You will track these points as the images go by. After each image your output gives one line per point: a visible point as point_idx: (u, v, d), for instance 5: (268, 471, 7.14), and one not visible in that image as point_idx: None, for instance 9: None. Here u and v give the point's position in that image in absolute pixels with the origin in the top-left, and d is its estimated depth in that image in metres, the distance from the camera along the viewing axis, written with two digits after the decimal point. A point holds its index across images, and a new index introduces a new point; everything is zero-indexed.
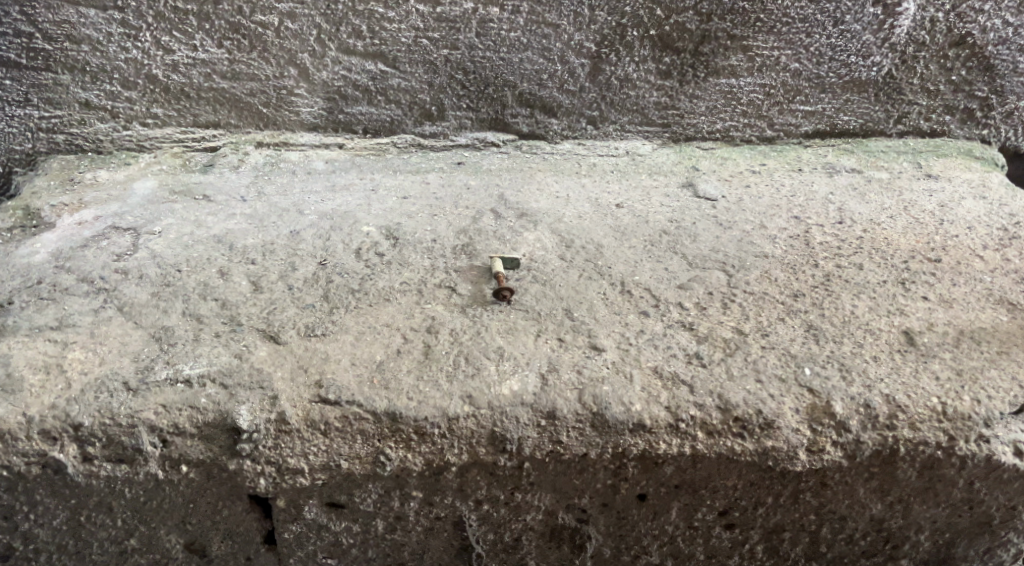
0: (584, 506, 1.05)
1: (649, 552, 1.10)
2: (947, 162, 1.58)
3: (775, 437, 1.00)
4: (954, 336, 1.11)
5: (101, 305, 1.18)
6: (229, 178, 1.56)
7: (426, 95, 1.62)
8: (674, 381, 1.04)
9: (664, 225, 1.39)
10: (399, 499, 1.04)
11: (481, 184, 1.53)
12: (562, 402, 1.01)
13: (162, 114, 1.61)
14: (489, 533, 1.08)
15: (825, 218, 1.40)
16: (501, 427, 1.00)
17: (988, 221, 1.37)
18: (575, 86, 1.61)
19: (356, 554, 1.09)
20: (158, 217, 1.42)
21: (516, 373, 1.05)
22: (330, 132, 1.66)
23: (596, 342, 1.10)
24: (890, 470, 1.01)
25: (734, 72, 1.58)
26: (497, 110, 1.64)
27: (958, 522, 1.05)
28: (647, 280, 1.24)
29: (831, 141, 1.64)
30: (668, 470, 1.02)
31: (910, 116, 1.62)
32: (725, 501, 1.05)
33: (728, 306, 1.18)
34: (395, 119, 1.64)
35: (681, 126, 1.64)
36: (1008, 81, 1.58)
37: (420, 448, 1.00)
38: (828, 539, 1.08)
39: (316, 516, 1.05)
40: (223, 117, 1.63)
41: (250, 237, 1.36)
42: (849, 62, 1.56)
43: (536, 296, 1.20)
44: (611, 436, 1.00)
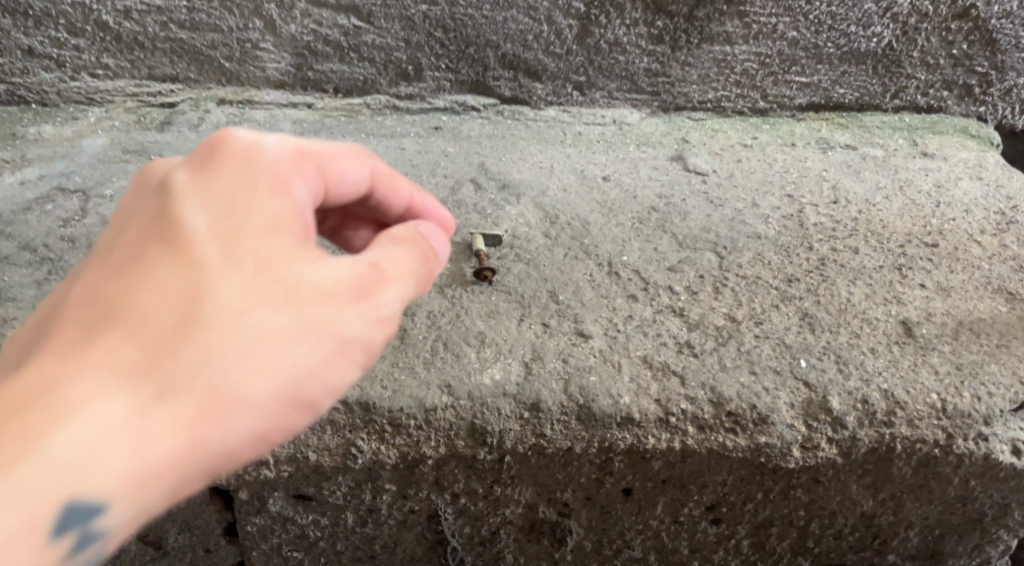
0: (567, 500, 1.01)
1: (632, 547, 1.06)
2: (944, 140, 1.53)
3: (768, 433, 0.95)
4: (953, 327, 1.07)
5: (45, 277, 1.09)
6: (188, 137, 1.45)
7: (401, 53, 1.51)
8: (665, 372, 0.98)
9: (653, 202, 1.32)
10: (371, 492, 0.99)
11: (460, 151, 1.44)
12: (547, 393, 0.95)
13: (114, 65, 1.49)
14: (466, 526, 1.03)
15: (819, 197, 1.34)
16: (481, 419, 0.94)
17: (985, 204, 1.33)
18: (562, 48, 1.50)
19: (324, 547, 1.05)
20: (110, 178, 1.31)
21: (499, 361, 0.98)
22: (298, 91, 1.55)
23: (583, 328, 1.04)
24: (885, 467, 0.97)
25: (729, 39, 1.49)
26: (478, 72, 1.54)
27: (950, 519, 1.02)
28: (636, 261, 1.17)
29: (825, 115, 1.59)
30: (657, 465, 0.97)
31: (908, 91, 1.56)
32: (714, 496, 1.00)
33: (720, 291, 1.12)
34: (369, 78, 1.54)
35: (671, 95, 1.57)
36: (1009, 57, 1.51)
37: (394, 440, 0.94)
38: (817, 534, 1.04)
39: (282, 508, 1.00)
40: (181, 71, 1.51)
41: None
42: (849, 32, 1.48)
43: (519, 277, 1.13)
44: (597, 430, 0.94)
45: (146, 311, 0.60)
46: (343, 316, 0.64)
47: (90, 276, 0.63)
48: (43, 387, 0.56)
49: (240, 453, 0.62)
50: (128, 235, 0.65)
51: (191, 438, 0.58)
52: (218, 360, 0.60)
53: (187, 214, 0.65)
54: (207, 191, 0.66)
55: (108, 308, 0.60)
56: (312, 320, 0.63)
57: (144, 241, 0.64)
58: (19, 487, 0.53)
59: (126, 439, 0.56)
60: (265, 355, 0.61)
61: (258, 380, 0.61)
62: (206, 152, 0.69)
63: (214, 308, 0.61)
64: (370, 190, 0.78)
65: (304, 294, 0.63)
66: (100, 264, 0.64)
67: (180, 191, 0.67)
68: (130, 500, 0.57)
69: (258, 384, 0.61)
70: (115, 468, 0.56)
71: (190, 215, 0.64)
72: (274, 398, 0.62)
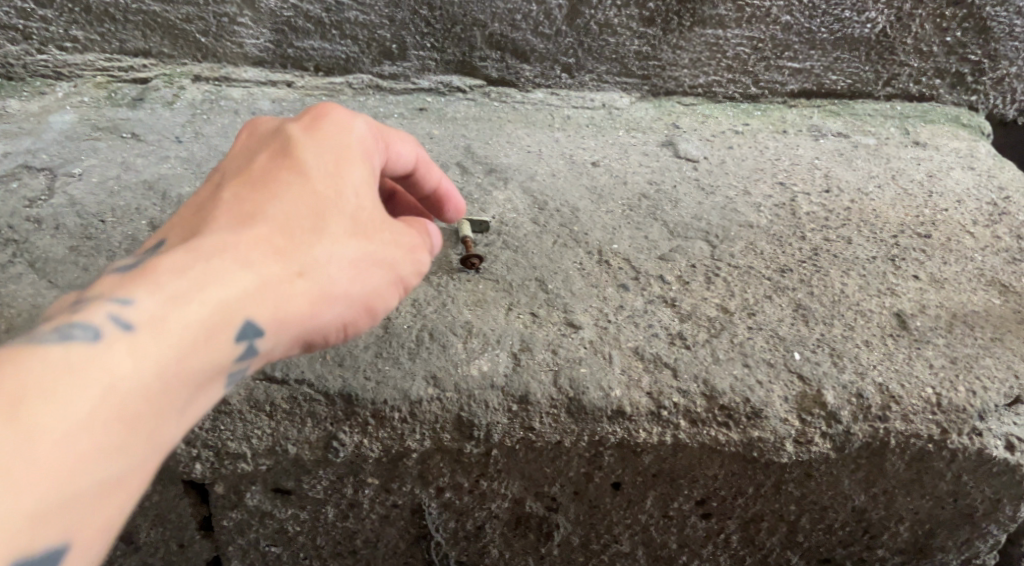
0: (554, 494, 0.98)
1: (620, 541, 1.04)
2: (935, 129, 1.51)
3: (761, 428, 0.92)
4: (947, 319, 1.05)
5: (9, 260, 1.03)
6: (162, 115, 1.39)
7: (385, 31, 1.46)
8: (656, 363, 0.96)
9: (643, 188, 1.29)
10: (353, 486, 0.96)
11: (445, 134, 1.40)
12: (536, 385, 0.92)
13: (83, 38, 1.43)
14: (450, 521, 1.00)
15: (811, 185, 1.32)
16: (468, 411, 0.91)
17: (977, 195, 1.32)
18: (551, 29, 1.46)
19: (303, 542, 1.02)
20: (79, 156, 1.26)
21: (486, 352, 0.95)
22: (277, 69, 1.49)
23: (573, 319, 1.01)
24: (879, 462, 0.95)
25: (722, 22, 1.46)
26: (464, 52, 1.49)
27: (940, 513, 1.01)
28: (627, 249, 1.14)
29: (816, 102, 1.56)
30: (647, 459, 0.95)
31: (900, 79, 1.54)
32: (704, 491, 0.98)
33: (712, 281, 1.09)
34: (351, 56, 1.49)
35: (661, 79, 1.53)
36: (1002, 46, 1.50)
37: (377, 433, 0.91)
38: (806, 528, 1.03)
39: (259, 503, 0.97)
40: (154, 45, 1.45)
41: (186, 183, 1.21)
42: (843, 17, 1.45)
43: (507, 265, 1.10)
44: (587, 423, 0.92)
45: (289, 211, 0.73)
46: (406, 264, 0.79)
47: (232, 182, 0.76)
48: (219, 240, 0.69)
49: (335, 333, 0.75)
50: (256, 160, 0.78)
51: (307, 313, 0.71)
52: (336, 258, 0.73)
53: (309, 148, 0.78)
54: (324, 138, 0.79)
55: (255, 199, 0.73)
56: (390, 254, 0.77)
57: (275, 160, 0.77)
58: (211, 296, 0.65)
59: (280, 286, 0.69)
60: (366, 261, 0.75)
61: (360, 278, 0.74)
62: (315, 113, 0.83)
63: (338, 215, 0.75)
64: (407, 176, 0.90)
65: (387, 232, 0.78)
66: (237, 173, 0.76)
67: (300, 134, 0.80)
68: (272, 339, 0.69)
69: (358, 283, 0.74)
70: (267, 311, 0.68)
71: (310, 148, 0.78)
72: (365, 297, 0.75)
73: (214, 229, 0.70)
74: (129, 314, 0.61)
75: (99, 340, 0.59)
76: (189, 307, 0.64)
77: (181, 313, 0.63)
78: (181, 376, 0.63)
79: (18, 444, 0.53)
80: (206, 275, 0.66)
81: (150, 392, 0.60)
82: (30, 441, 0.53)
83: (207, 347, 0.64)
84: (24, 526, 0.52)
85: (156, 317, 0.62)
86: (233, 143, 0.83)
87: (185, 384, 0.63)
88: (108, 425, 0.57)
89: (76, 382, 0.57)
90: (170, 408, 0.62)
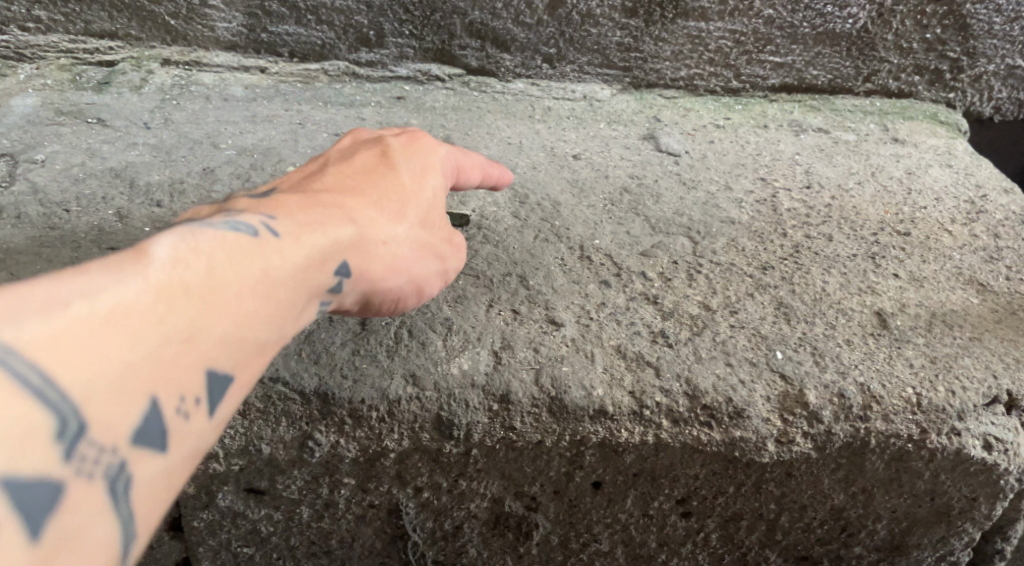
0: (534, 493, 0.97)
1: (599, 540, 1.03)
2: (914, 125, 1.52)
3: (743, 428, 0.92)
4: (926, 318, 1.05)
5: None
6: (129, 100, 1.34)
7: (362, 17, 1.42)
8: (639, 362, 0.95)
9: (625, 182, 1.27)
10: (328, 486, 0.93)
11: (424, 124, 1.37)
12: (517, 384, 0.90)
13: (46, 18, 1.37)
14: (428, 520, 0.99)
15: (792, 181, 1.32)
16: (448, 411, 0.89)
17: (955, 193, 1.32)
18: (532, 18, 1.44)
19: (277, 542, 0.99)
20: (42, 141, 1.21)
21: (466, 350, 0.93)
22: (250, 54, 1.45)
23: (554, 316, 0.99)
24: (859, 461, 0.95)
25: (704, 15, 1.44)
26: (443, 40, 1.46)
27: (917, 512, 1.01)
28: (608, 245, 1.13)
29: (797, 97, 1.56)
30: (629, 459, 0.94)
31: (880, 75, 1.54)
32: (684, 490, 0.98)
33: (694, 278, 1.08)
34: (327, 42, 1.45)
35: (643, 71, 1.52)
36: (981, 43, 1.50)
37: (354, 432, 0.89)
38: (785, 527, 1.03)
39: (232, 503, 0.94)
40: (121, 26, 1.40)
41: (155, 171, 1.16)
42: (825, 12, 1.45)
43: (488, 260, 1.08)
44: (569, 423, 0.90)
45: (388, 187, 0.82)
46: (450, 259, 0.88)
47: (335, 165, 0.84)
48: (334, 196, 0.77)
49: (395, 302, 0.82)
50: (355, 154, 0.88)
51: (388, 270, 0.78)
52: (416, 234, 0.82)
53: (400, 155, 0.89)
54: (414, 147, 0.91)
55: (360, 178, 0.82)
56: (441, 247, 0.87)
57: (373, 156, 0.87)
58: (333, 230, 0.72)
59: (377, 240, 0.76)
60: (430, 247, 0.84)
61: (423, 260, 0.83)
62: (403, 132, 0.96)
63: (419, 202, 0.84)
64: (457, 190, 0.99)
65: (442, 231, 0.88)
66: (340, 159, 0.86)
67: (393, 142, 0.91)
68: (357, 285, 0.75)
69: (421, 263, 0.82)
70: (362, 260, 0.75)
71: (402, 152, 0.89)
72: (423, 278, 0.83)
73: (327, 190, 0.78)
74: (276, 224, 0.67)
75: (259, 233, 0.65)
76: (319, 232, 0.70)
77: (311, 235, 0.69)
78: (310, 283, 0.68)
79: (209, 283, 0.58)
80: (330, 214, 0.73)
81: (294, 282, 0.66)
82: (215, 284, 0.59)
83: (327, 268, 0.70)
84: (211, 349, 0.58)
85: (296, 231, 0.68)
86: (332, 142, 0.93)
87: (311, 289, 0.68)
88: (268, 298, 0.63)
89: (248, 252, 0.63)
90: (304, 300, 0.67)
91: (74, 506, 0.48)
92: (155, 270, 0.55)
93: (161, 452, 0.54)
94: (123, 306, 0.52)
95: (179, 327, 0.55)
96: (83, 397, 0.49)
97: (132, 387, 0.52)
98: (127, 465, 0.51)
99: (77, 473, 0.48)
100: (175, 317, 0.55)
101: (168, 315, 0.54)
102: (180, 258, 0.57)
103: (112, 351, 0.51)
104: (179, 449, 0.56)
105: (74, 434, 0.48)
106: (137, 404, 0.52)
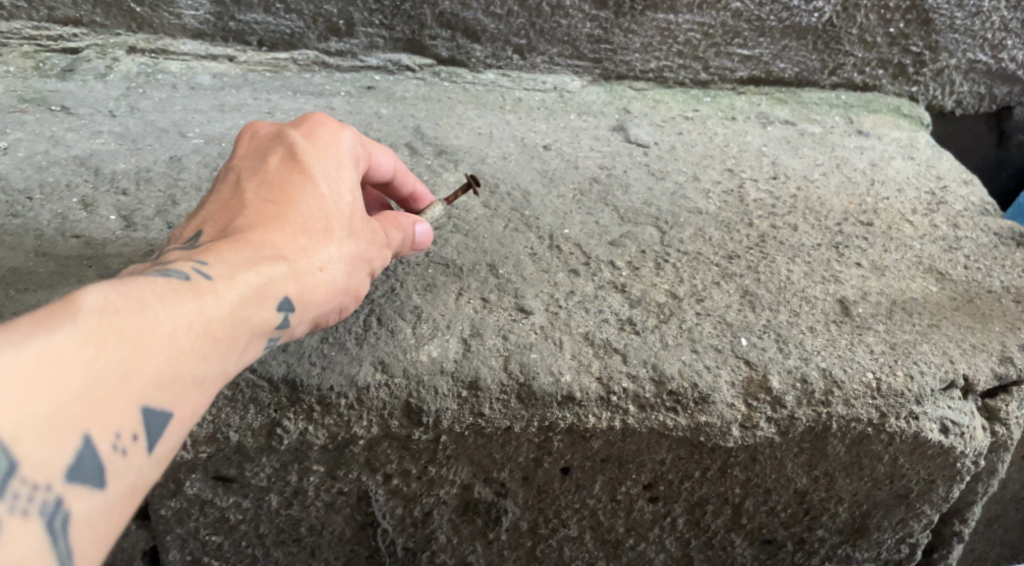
0: (503, 479, 0.98)
1: (568, 526, 1.04)
2: (877, 118, 1.55)
3: (708, 413, 0.93)
4: (888, 306, 1.07)
5: None
6: (94, 88, 1.32)
7: (331, 6, 1.42)
8: (606, 349, 0.96)
9: (594, 173, 1.28)
10: (297, 474, 0.93)
11: (394, 114, 1.37)
12: (486, 371, 0.91)
13: (9, 4, 1.34)
14: (398, 507, 0.99)
15: (759, 172, 1.34)
16: (417, 398, 0.89)
17: (917, 184, 1.35)
18: (502, 9, 1.44)
19: (245, 530, 0.99)
20: (4, 129, 1.18)
21: (436, 337, 0.94)
22: (218, 42, 1.43)
23: (523, 304, 1.00)
24: (821, 445, 0.97)
25: (673, 8, 1.46)
26: (413, 30, 1.45)
27: (878, 494, 1.04)
28: (577, 234, 1.14)
29: (764, 89, 1.58)
30: (596, 444, 0.95)
31: (845, 68, 1.57)
32: (651, 475, 0.99)
33: (662, 267, 1.10)
34: (296, 31, 1.44)
35: (613, 63, 1.53)
36: (943, 38, 1.53)
37: (323, 420, 0.89)
38: (750, 511, 1.05)
39: (200, 491, 0.94)
40: (86, 14, 1.37)
41: (121, 160, 1.15)
42: (791, 5, 1.47)
43: (458, 249, 1.08)
44: (538, 409, 0.91)
45: (311, 201, 0.81)
46: (382, 259, 0.88)
47: (249, 186, 0.82)
48: (265, 229, 0.77)
49: (330, 316, 0.84)
50: (263, 164, 0.85)
51: (325, 293, 0.79)
52: (345, 246, 0.82)
53: (313, 157, 0.85)
54: (325, 141, 0.87)
55: (283, 194, 0.81)
56: (377, 254, 0.86)
57: (287, 162, 0.84)
58: (265, 267, 0.74)
59: (311, 272, 0.77)
60: (363, 260, 0.84)
61: (357, 275, 0.84)
62: (305, 118, 0.91)
63: (344, 210, 0.83)
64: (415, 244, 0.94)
65: (373, 234, 0.86)
66: (256, 170, 0.84)
67: (300, 137, 0.87)
68: (300, 317, 0.77)
69: (353, 283, 0.83)
70: (299, 289, 0.76)
71: (314, 148, 0.86)
72: (357, 288, 0.84)
73: (249, 223, 0.78)
74: (208, 270, 0.70)
75: (191, 279, 0.67)
76: (252, 272, 0.72)
77: (246, 275, 0.72)
78: (249, 322, 0.71)
79: (141, 331, 0.60)
80: (256, 253, 0.75)
81: (230, 319, 0.68)
82: (148, 329, 0.61)
83: (264, 304, 0.72)
84: (147, 388, 0.60)
85: (228, 273, 0.70)
86: (233, 145, 0.89)
87: (252, 328, 0.71)
88: (204, 339, 0.65)
89: (178, 297, 0.65)
90: (245, 338, 0.70)
91: (12, 542, 0.50)
92: (86, 319, 0.57)
93: (98, 488, 0.56)
94: (55, 351, 0.54)
95: (111, 367, 0.57)
96: (13, 438, 0.51)
97: (66, 428, 0.54)
98: (65, 502, 0.53)
99: (14, 510, 0.50)
100: (106, 362, 0.57)
101: (100, 359, 0.57)
102: (110, 308, 0.59)
103: (45, 395, 0.53)
104: (117, 487, 0.58)
105: (9, 474, 0.50)
106: (71, 446, 0.54)
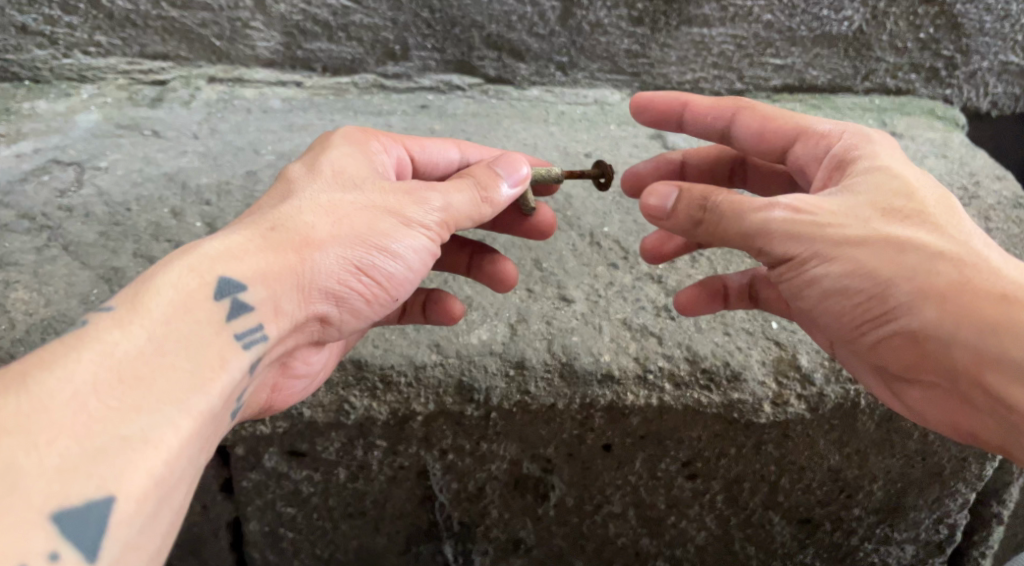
0: (549, 456, 1.06)
1: (612, 502, 1.11)
2: (911, 120, 1.59)
3: (741, 390, 0.99)
4: None
5: (44, 244, 1.13)
6: (180, 114, 1.47)
7: (388, 33, 1.54)
8: (643, 332, 1.04)
9: None
10: (362, 448, 1.03)
11: (447, 129, 1.49)
12: (531, 352, 1.00)
13: (106, 43, 1.51)
14: (453, 482, 1.08)
15: None
16: (469, 376, 0.99)
17: (950, 180, 1.40)
18: (545, 29, 1.54)
19: (316, 503, 1.10)
20: (104, 151, 1.34)
21: (484, 323, 1.04)
22: (287, 69, 1.57)
23: (566, 293, 1.09)
24: (850, 422, 1.03)
25: (707, 22, 1.54)
26: (463, 52, 1.57)
27: (911, 472, 1.09)
28: (616, 232, 1.22)
29: (799, 96, 1.64)
30: (635, 421, 1.01)
31: (877, 73, 1.62)
32: (689, 452, 1.05)
33: (696, 259, 1.17)
34: (357, 57, 1.57)
35: (650, 76, 1.62)
36: (973, 41, 1.58)
37: (385, 397, 0.98)
38: (786, 489, 1.10)
39: (276, 464, 1.05)
40: (172, 49, 1.53)
41: (205, 175, 1.28)
42: (822, 15, 1.53)
43: (505, 246, 1.18)
44: (579, 387, 0.99)
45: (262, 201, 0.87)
46: (432, 201, 0.87)
47: None
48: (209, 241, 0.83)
49: (345, 276, 0.83)
50: None
51: (288, 260, 0.81)
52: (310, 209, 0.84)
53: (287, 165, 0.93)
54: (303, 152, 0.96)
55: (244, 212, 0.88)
56: (415, 197, 0.87)
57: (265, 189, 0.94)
58: (192, 268, 0.77)
59: (269, 244, 0.81)
60: (375, 209, 0.86)
61: (380, 223, 0.85)
62: None
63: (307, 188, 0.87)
64: (525, 192, 0.99)
65: (384, 189, 0.88)
66: None
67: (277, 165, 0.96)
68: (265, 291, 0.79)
69: (345, 227, 0.84)
70: (244, 270, 0.79)
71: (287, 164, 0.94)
72: (365, 233, 0.84)
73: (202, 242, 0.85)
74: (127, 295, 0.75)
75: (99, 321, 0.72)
76: (175, 277, 0.76)
77: (170, 283, 0.76)
78: (178, 331, 0.73)
79: (30, 421, 0.64)
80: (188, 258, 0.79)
81: (145, 345, 0.71)
82: (40, 411, 0.64)
83: (193, 306, 0.75)
84: (47, 490, 0.62)
85: (147, 288, 0.75)
86: None
87: (185, 336, 0.73)
88: (112, 388, 0.68)
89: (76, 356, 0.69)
90: (176, 352, 0.72)
91: None
92: None
93: None
94: None
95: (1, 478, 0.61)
96: None
97: None
98: None
99: None
100: None
101: None
102: None
103: None
104: None
105: None
106: None
